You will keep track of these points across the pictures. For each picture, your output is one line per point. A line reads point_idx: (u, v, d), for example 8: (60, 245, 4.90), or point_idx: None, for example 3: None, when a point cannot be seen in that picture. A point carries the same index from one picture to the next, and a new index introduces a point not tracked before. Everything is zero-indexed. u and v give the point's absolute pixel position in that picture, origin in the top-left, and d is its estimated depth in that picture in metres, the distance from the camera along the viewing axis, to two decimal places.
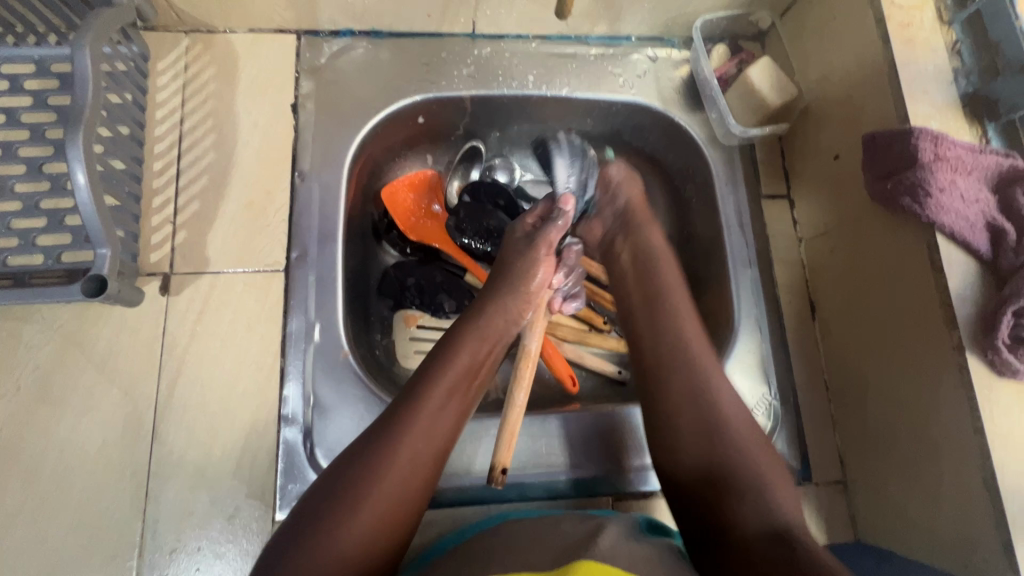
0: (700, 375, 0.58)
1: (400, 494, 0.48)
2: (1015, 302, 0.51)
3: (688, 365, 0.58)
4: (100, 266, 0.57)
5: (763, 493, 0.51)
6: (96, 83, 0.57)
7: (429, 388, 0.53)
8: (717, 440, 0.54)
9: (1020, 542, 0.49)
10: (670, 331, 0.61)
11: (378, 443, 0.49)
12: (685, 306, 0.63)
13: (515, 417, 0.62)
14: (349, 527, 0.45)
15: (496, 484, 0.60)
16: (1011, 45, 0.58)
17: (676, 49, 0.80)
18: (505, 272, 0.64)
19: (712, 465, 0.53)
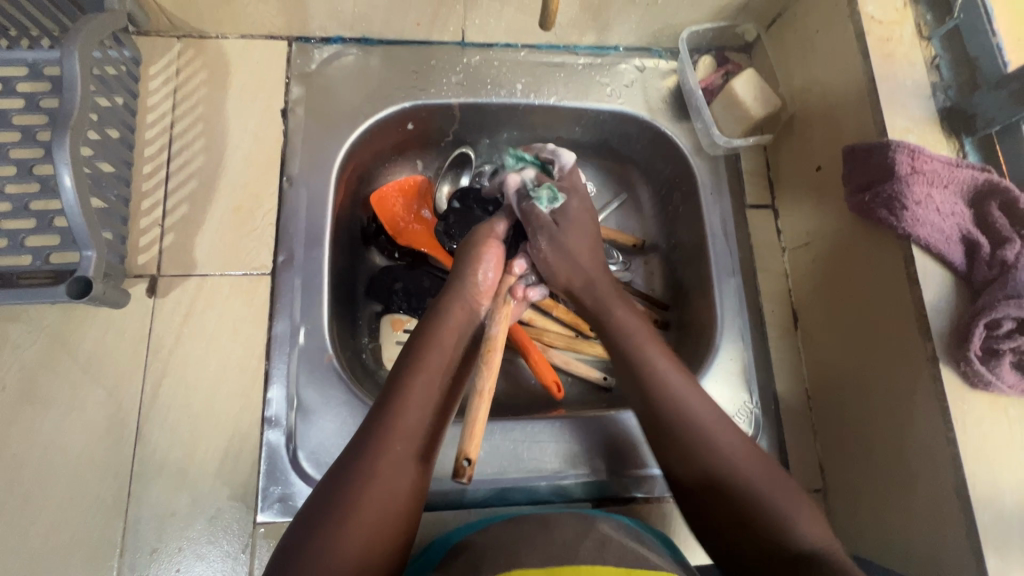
0: (682, 422, 0.55)
1: (381, 515, 0.47)
2: (987, 314, 0.51)
3: (672, 414, 0.55)
4: (86, 268, 0.58)
5: (782, 527, 0.49)
6: (84, 87, 0.58)
7: (398, 400, 0.53)
8: (720, 480, 0.52)
9: (989, 553, 0.49)
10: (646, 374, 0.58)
11: (354, 466, 0.49)
12: (652, 344, 0.60)
13: (477, 403, 0.54)
14: (335, 553, 0.44)
15: (463, 480, 0.50)
16: (988, 61, 0.59)
17: (663, 60, 0.81)
18: (456, 272, 0.63)
19: (720, 504, 0.52)
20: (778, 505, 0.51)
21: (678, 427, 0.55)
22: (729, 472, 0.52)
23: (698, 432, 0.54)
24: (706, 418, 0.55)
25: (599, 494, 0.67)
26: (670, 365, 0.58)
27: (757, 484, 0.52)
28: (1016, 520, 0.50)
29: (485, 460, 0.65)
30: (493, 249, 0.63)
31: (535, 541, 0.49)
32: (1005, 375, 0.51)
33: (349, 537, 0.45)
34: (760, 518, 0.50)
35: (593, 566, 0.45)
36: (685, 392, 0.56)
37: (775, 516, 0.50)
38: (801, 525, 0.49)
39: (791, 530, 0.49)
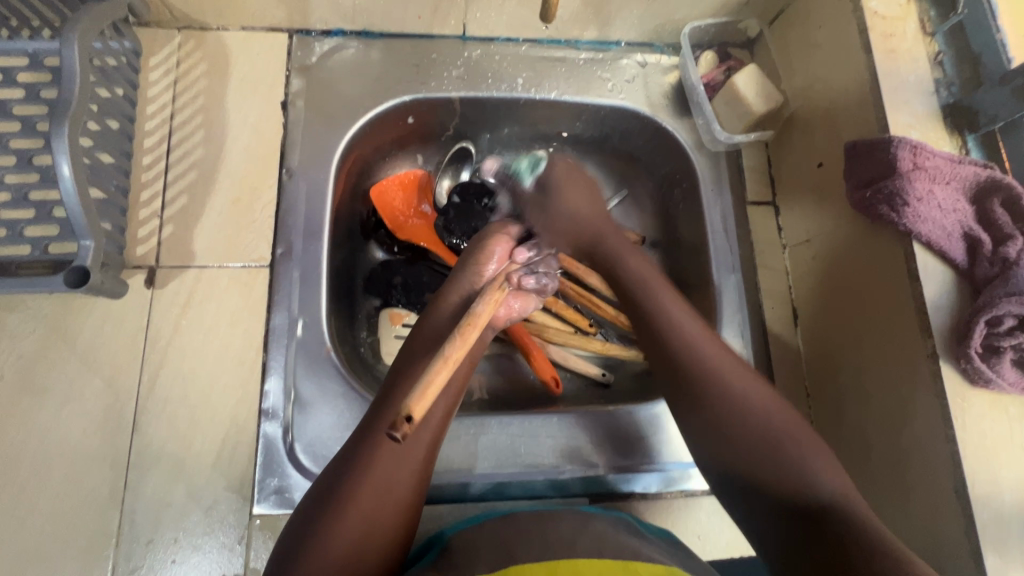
0: (710, 380, 0.55)
1: (377, 504, 0.48)
2: (988, 311, 0.51)
3: (703, 376, 0.55)
4: (84, 258, 0.58)
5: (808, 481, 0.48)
6: (83, 77, 0.58)
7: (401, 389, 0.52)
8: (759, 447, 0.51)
9: (988, 551, 0.49)
10: (670, 330, 0.59)
11: (355, 456, 0.49)
12: (682, 310, 0.60)
13: (439, 365, 0.45)
14: (329, 543, 0.45)
15: (398, 437, 0.38)
16: (992, 57, 0.59)
17: (665, 55, 0.80)
18: (461, 262, 0.64)
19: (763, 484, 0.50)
20: (799, 447, 0.50)
21: (702, 385, 0.55)
22: (760, 428, 0.51)
23: (730, 396, 0.54)
24: (733, 376, 0.55)
25: (595, 489, 0.67)
26: (698, 328, 0.59)
27: (769, 424, 0.52)
28: (1015, 518, 0.50)
29: (483, 454, 0.65)
30: (501, 244, 0.63)
31: (532, 535, 0.49)
32: (1006, 372, 0.51)
33: (351, 522, 0.46)
34: (782, 473, 0.49)
35: (590, 560, 0.45)
36: (715, 354, 0.57)
37: (799, 468, 0.49)
38: (823, 479, 0.48)
39: (815, 480, 0.48)
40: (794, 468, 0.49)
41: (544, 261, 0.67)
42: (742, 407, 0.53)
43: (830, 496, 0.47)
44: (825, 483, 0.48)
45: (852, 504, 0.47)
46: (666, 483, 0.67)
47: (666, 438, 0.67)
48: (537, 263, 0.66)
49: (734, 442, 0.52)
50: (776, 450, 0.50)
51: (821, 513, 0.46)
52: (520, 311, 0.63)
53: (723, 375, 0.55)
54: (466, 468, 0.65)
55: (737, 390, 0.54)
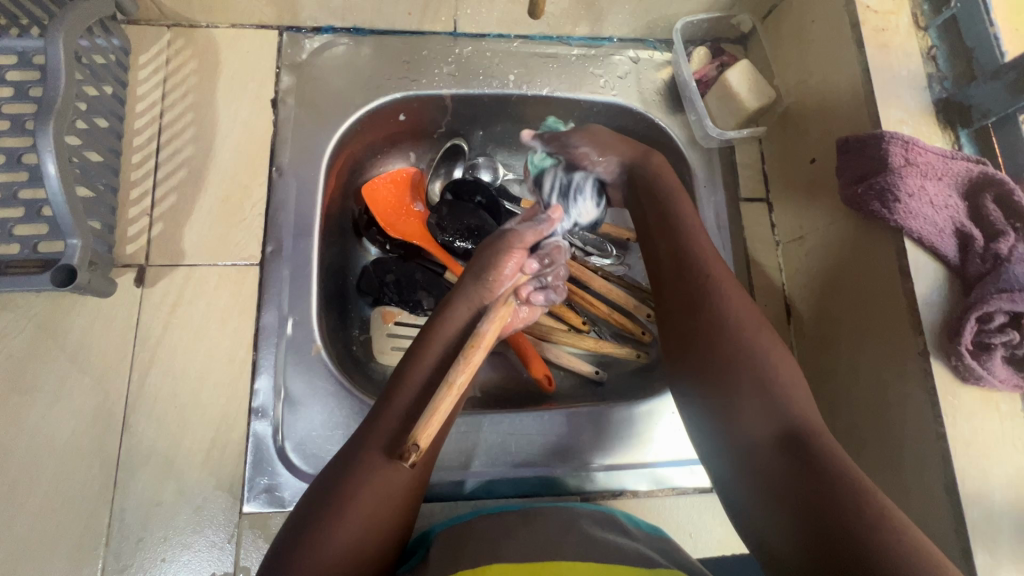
0: (709, 305, 0.56)
1: (374, 514, 0.47)
2: (979, 307, 0.51)
3: (702, 297, 0.57)
4: (71, 257, 0.58)
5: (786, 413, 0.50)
6: (69, 74, 0.58)
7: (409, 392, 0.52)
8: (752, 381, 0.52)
9: (978, 549, 0.49)
10: (685, 252, 0.60)
11: (358, 456, 0.49)
12: (703, 240, 0.61)
13: (444, 394, 0.49)
14: (326, 554, 0.44)
15: (405, 464, 0.45)
16: (984, 52, 0.59)
17: (658, 50, 0.80)
18: (472, 266, 0.58)
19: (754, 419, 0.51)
20: (780, 385, 0.52)
21: (708, 299, 0.56)
22: (745, 360, 0.53)
23: (722, 317, 0.55)
24: (740, 313, 0.56)
25: (588, 488, 0.66)
26: (712, 253, 0.60)
27: (764, 361, 0.53)
28: (1005, 516, 0.49)
29: (473, 452, 0.65)
30: (516, 254, 0.55)
31: (518, 535, 0.49)
32: (997, 369, 0.51)
33: (354, 521, 0.46)
34: (760, 405, 0.51)
35: (574, 563, 0.44)
36: (727, 285, 0.57)
37: (775, 402, 0.51)
38: (802, 413, 0.50)
39: (788, 413, 0.50)
40: (776, 403, 0.51)
41: (557, 269, 0.63)
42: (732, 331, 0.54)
43: (807, 427, 0.49)
44: (801, 417, 0.50)
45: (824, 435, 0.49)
46: (658, 481, 0.67)
47: (658, 436, 0.67)
48: (549, 273, 0.62)
49: (717, 367, 0.54)
50: (755, 380, 0.52)
51: (797, 444, 0.48)
52: (525, 320, 0.62)
53: (726, 303, 0.56)
54: (458, 466, 0.64)
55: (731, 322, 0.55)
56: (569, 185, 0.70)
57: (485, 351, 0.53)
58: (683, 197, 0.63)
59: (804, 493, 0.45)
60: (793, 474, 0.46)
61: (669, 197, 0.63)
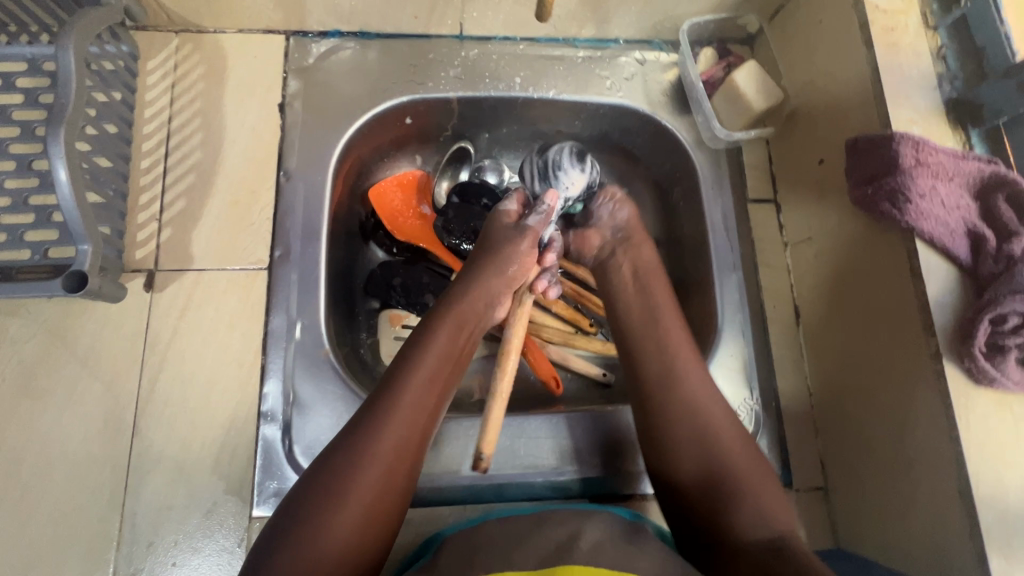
0: (699, 424, 0.55)
1: (378, 497, 0.47)
2: (993, 308, 0.50)
3: (684, 410, 0.56)
4: (82, 262, 0.58)
5: (758, 515, 0.50)
6: (79, 80, 0.58)
7: (404, 377, 0.52)
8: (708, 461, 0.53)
9: (993, 553, 0.48)
10: (662, 352, 0.60)
11: (359, 440, 0.48)
12: (678, 331, 0.61)
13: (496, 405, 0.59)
14: (330, 539, 0.44)
15: (480, 471, 0.57)
16: (995, 53, 0.58)
17: (664, 52, 0.80)
18: (483, 259, 0.63)
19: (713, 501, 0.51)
20: (758, 494, 0.51)
21: (667, 379, 0.58)
22: (726, 471, 0.52)
23: (705, 428, 0.55)
24: (699, 386, 0.57)
25: (598, 490, 0.66)
26: (692, 359, 0.60)
27: (722, 441, 0.54)
28: (1022, 520, 0.49)
29: None
30: (529, 254, 0.64)
31: (530, 541, 0.48)
32: (1011, 372, 0.50)
33: (348, 517, 0.45)
34: (746, 513, 0.50)
35: (586, 567, 0.44)
36: (698, 385, 0.57)
37: (755, 508, 0.50)
38: (777, 519, 0.50)
39: (770, 522, 0.49)
40: (738, 493, 0.51)
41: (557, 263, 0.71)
42: (713, 443, 0.54)
43: (785, 533, 0.48)
44: (777, 523, 0.49)
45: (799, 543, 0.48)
46: None
47: None
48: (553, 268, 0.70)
49: (706, 477, 0.53)
50: (735, 491, 0.51)
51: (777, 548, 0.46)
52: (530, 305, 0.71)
53: (710, 417, 0.55)
54: (467, 470, 0.64)
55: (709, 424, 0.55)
56: (546, 163, 0.71)
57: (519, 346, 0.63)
58: (659, 297, 0.65)
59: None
60: (778, 571, 0.44)
61: (640, 293, 0.65)
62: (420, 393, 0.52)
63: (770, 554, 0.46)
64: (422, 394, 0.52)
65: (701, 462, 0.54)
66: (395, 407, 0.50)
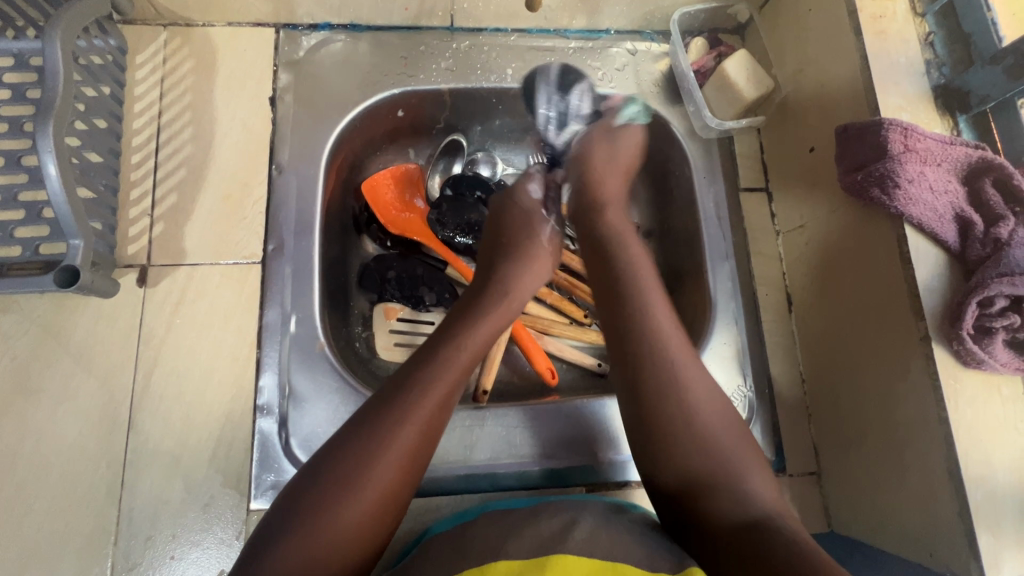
0: (682, 395, 0.52)
1: (404, 475, 0.46)
2: (980, 291, 0.51)
3: (668, 398, 0.52)
4: (74, 257, 0.58)
5: (742, 493, 0.49)
6: (68, 74, 0.58)
7: (435, 366, 0.51)
8: (692, 427, 0.51)
9: (982, 532, 0.49)
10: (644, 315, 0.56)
11: (388, 414, 0.47)
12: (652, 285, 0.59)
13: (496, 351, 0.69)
14: (351, 510, 0.43)
15: (478, 401, 0.69)
16: (983, 39, 0.58)
17: (655, 42, 0.80)
18: (517, 247, 0.65)
19: (694, 471, 0.50)
20: (742, 478, 0.50)
21: (648, 346, 0.54)
22: (711, 455, 0.50)
23: (689, 416, 0.52)
24: (677, 351, 0.54)
25: (592, 479, 0.67)
26: (672, 331, 0.56)
27: (697, 406, 0.52)
28: (1009, 498, 0.50)
29: (478, 446, 0.65)
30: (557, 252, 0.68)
31: (523, 531, 0.49)
32: (998, 353, 0.51)
33: (360, 507, 0.44)
34: (724, 497, 0.48)
35: (581, 557, 0.45)
36: (678, 350, 0.55)
37: (734, 488, 0.49)
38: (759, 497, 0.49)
39: (751, 501, 0.48)
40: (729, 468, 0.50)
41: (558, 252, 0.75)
42: (705, 438, 0.51)
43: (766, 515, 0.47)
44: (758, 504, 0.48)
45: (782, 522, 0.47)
46: None
47: None
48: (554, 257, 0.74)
49: (695, 441, 0.51)
50: (721, 471, 0.50)
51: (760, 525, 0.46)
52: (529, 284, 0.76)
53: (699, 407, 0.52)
54: (463, 459, 0.65)
55: (695, 408, 0.52)
56: (567, 109, 0.75)
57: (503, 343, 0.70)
58: (645, 277, 0.59)
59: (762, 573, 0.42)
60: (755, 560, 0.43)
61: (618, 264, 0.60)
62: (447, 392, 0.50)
63: (753, 531, 0.46)
64: (447, 394, 0.50)
65: (687, 458, 0.50)
66: (426, 397, 0.49)
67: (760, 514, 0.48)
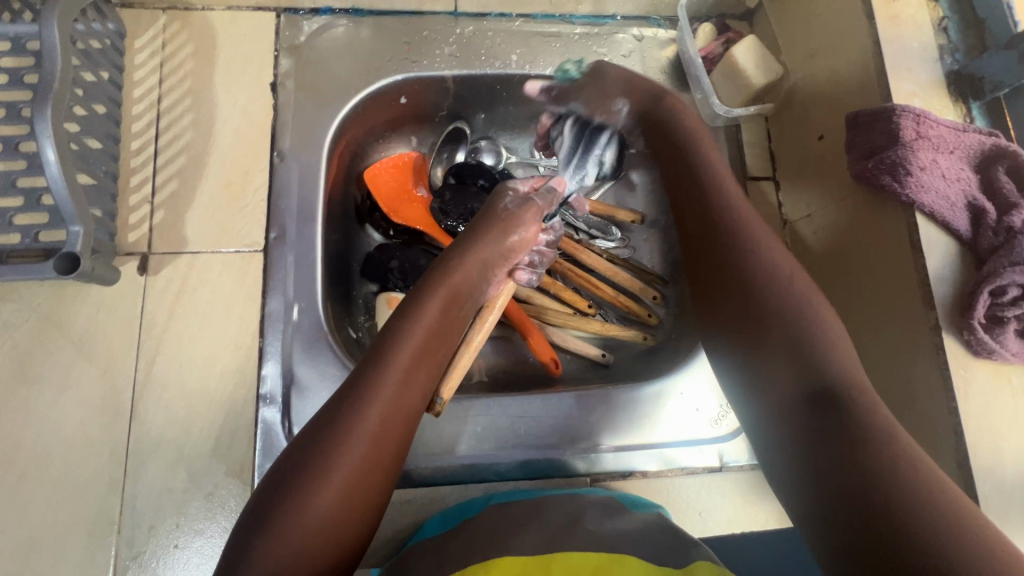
0: (757, 259, 0.55)
1: (363, 476, 0.45)
2: (992, 281, 0.50)
3: (743, 255, 0.56)
4: (73, 244, 0.57)
5: (824, 368, 0.48)
6: (65, 56, 0.57)
7: (385, 360, 0.49)
8: (770, 297, 0.53)
9: (990, 522, 0.49)
10: (720, 205, 0.60)
11: (341, 413, 0.46)
12: (724, 173, 0.62)
13: (464, 359, 0.59)
14: (310, 517, 0.42)
15: (433, 412, 0.58)
16: (998, 23, 0.58)
17: (662, 28, 0.79)
18: (478, 228, 0.61)
19: (776, 342, 0.51)
20: (822, 342, 0.50)
21: (725, 230, 0.58)
22: (791, 314, 0.52)
23: (770, 276, 0.54)
24: (752, 228, 0.58)
25: (598, 469, 0.67)
26: (744, 203, 0.60)
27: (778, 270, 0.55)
28: (1016, 489, 0.50)
29: (482, 435, 0.65)
30: (527, 225, 0.63)
31: (533, 523, 0.49)
32: (1009, 342, 0.50)
33: (322, 511, 0.43)
34: (798, 363, 0.49)
35: (585, 553, 0.44)
36: (751, 224, 0.58)
37: (813, 354, 0.49)
38: (845, 370, 0.48)
39: (840, 375, 0.48)
40: (813, 348, 0.50)
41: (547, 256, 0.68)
42: (785, 300, 0.53)
43: (842, 381, 0.47)
44: (832, 371, 0.48)
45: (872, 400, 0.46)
46: (667, 461, 0.67)
47: (662, 416, 0.67)
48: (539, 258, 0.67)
49: (779, 316, 0.52)
50: (817, 340, 0.50)
51: (837, 406, 0.46)
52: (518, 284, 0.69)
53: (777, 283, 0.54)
54: (466, 450, 0.64)
55: (785, 284, 0.53)
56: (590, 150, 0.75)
57: (491, 322, 0.62)
58: (736, 200, 0.60)
59: (830, 436, 0.44)
60: (825, 428, 0.45)
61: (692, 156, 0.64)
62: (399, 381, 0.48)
63: (832, 410, 0.46)
64: (401, 381, 0.49)
65: (775, 316, 0.52)
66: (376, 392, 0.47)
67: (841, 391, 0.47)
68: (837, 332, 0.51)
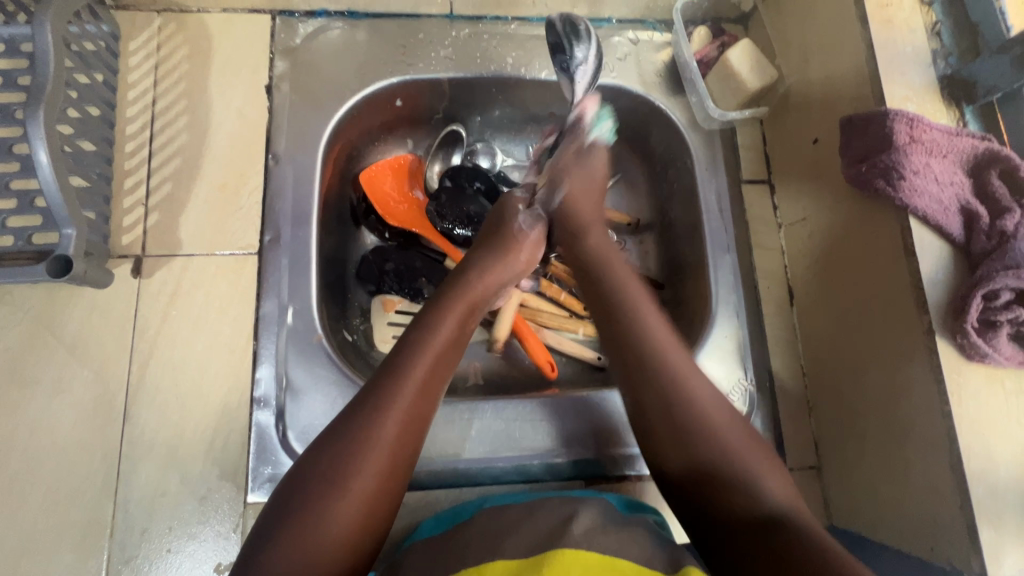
0: (672, 384, 0.53)
1: (387, 472, 0.46)
2: (985, 284, 0.50)
3: (654, 377, 0.53)
4: (66, 247, 0.57)
5: (756, 491, 0.47)
6: (58, 59, 0.57)
7: (405, 362, 0.50)
8: (678, 418, 0.51)
9: (984, 527, 0.49)
10: (627, 315, 0.58)
11: (362, 414, 0.47)
12: (625, 271, 0.63)
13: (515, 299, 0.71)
14: (334, 518, 0.42)
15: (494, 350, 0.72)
16: (989, 27, 0.57)
17: (658, 31, 0.79)
18: (487, 243, 0.64)
19: (694, 476, 0.49)
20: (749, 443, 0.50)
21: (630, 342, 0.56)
22: (712, 445, 0.49)
23: (688, 404, 0.52)
24: (659, 336, 0.56)
25: (592, 472, 0.66)
26: (646, 301, 0.60)
27: (673, 372, 0.53)
28: (1010, 493, 0.49)
29: (477, 438, 0.65)
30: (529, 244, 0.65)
31: (524, 529, 0.49)
32: (1002, 346, 0.50)
33: (348, 510, 0.43)
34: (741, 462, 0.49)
35: (576, 552, 0.44)
36: (658, 333, 0.56)
37: (748, 484, 0.47)
38: (773, 491, 0.47)
39: (765, 496, 0.46)
40: (737, 468, 0.48)
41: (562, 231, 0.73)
42: (704, 423, 0.50)
43: (778, 505, 0.46)
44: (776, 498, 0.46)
45: (802, 518, 0.45)
46: None
47: None
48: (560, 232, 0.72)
49: (685, 439, 0.50)
50: (721, 472, 0.48)
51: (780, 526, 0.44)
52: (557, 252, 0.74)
53: (706, 418, 0.51)
54: (461, 454, 0.64)
55: (696, 400, 0.52)
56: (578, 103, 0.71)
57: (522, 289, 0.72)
58: (637, 296, 0.59)
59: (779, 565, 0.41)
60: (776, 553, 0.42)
61: (598, 264, 0.63)
62: (420, 382, 0.49)
63: (767, 528, 0.44)
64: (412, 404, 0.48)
65: (693, 447, 0.50)
66: (398, 392, 0.48)
67: (773, 510, 0.46)
68: (751, 452, 0.49)
